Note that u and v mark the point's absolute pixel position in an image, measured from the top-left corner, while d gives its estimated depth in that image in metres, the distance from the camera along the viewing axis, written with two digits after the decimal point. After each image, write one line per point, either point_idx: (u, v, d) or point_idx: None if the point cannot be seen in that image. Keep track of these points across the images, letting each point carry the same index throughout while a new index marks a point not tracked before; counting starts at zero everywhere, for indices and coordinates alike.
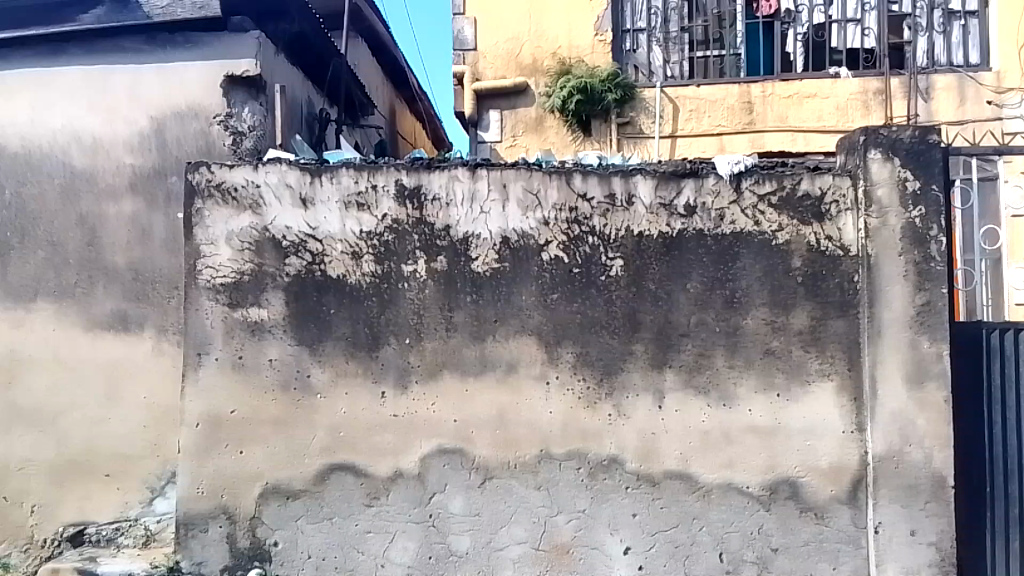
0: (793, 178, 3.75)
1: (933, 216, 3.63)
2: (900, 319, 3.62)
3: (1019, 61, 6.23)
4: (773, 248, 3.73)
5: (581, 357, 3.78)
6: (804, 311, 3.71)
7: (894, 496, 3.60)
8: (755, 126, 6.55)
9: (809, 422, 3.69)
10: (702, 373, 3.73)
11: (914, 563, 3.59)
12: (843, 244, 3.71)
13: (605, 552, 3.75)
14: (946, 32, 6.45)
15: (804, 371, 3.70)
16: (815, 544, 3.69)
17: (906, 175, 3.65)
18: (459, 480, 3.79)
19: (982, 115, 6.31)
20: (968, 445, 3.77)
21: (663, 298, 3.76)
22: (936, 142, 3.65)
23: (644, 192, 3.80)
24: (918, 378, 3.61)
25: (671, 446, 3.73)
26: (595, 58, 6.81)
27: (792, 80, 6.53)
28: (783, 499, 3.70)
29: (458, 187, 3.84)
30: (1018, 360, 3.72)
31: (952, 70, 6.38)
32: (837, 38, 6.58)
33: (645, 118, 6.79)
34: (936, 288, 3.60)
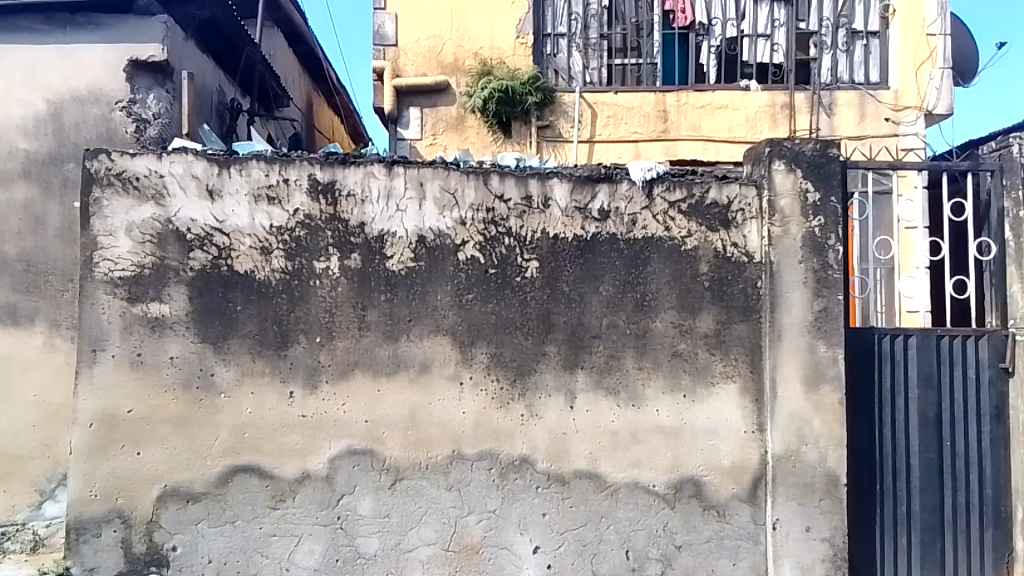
0: (702, 187, 3.87)
1: (831, 226, 3.81)
2: (800, 324, 3.78)
3: (915, 81, 6.62)
4: (682, 253, 3.84)
5: (494, 357, 3.78)
6: (710, 315, 3.83)
7: (791, 494, 3.76)
8: (669, 134, 6.74)
9: (713, 423, 3.81)
10: (612, 374, 3.80)
11: (808, 558, 3.74)
12: (748, 251, 3.86)
13: (513, 551, 3.77)
14: (849, 51, 6.77)
15: (709, 373, 3.82)
16: (716, 541, 3.80)
17: (808, 186, 3.82)
18: (368, 481, 3.73)
19: (880, 131, 6.67)
20: (863, 446, 3.94)
21: (576, 301, 3.82)
22: (835, 156, 3.84)
23: (560, 195, 3.84)
24: (814, 381, 3.77)
25: (581, 446, 3.79)
26: (515, 60, 6.84)
27: (705, 91, 6.74)
28: (687, 497, 3.80)
29: (374, 184, 3.78)
30: (906, 364, 3.96)
31: (854, 88, 6.71)
32: (748, 52, 6.80)
33: (564, 122, 6.87)
34: (832, 295, 3.78)
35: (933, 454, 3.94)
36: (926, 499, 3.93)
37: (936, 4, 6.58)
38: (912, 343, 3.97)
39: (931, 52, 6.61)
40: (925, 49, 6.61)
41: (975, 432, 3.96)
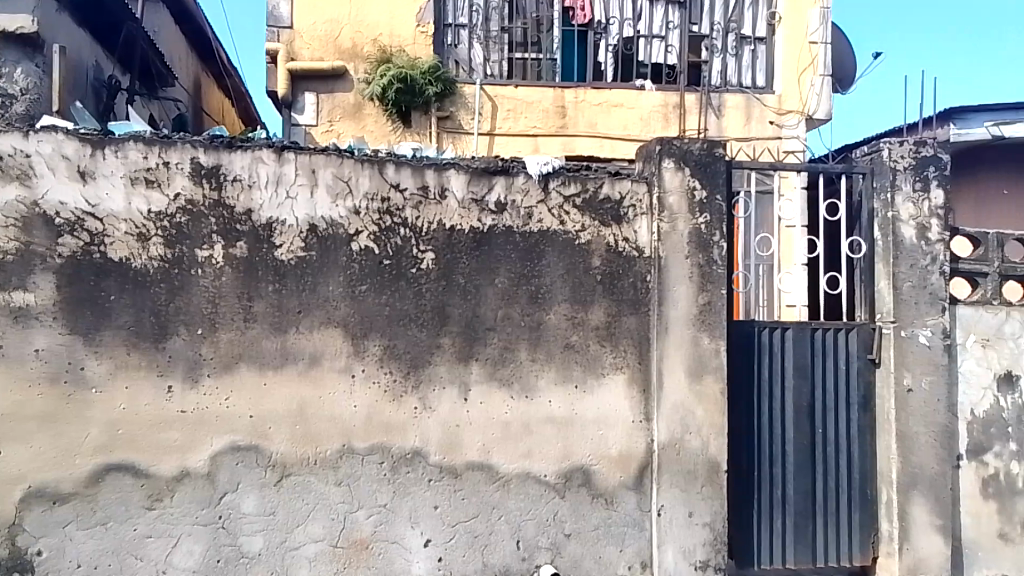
0: (596, 182, 3.94)
1: (716, 223, 3.97)
2: (685, 317, 3.92)
3: (797, 87, 6.97)
4: (576, 247, 3.90)
5: (387, 350, 3.73)
6: (601, 308, 3.91)
7: (674, 482, 3.89)
8: (567, 130, 6.83)
9: (602, 413, 3.89)
10: (505, 366, 3.82)
11: (689, 543, 3.89)
12: (638, 245, 3.96)
13: (404, 545, 3.74)
14: (738, 55, 7.03)
15: (599, 365, 3.90)
16: (604, 529, 3.89)
17: (695, 184, 3.96)
18: (253, 477, 3.61)
19: (764, 134, 6.99)
20: (743, 435, 4.12)
21: (471, 293, 3.81)
22: (720, 155, 4.00)
23: (456, 187, 3.83)
24: (698, 372, 3.92)
25: (473, 437, 3.79)
26: (415, 49, 6.77)
27: (602, 89, 6.87)
28: (576, 486, 3.87)
29: (262, 170, 3.66)
30: (783, 355, 4.17)
31: (741, 91, 6.99)
32: (644, 52, 6.97)
33: (465, 114, 6.85)
34: (716, 289, 3.95)
35: (807, 441, 4.17)
36: (799, 484, 4.15)
37: (819, 14, 6.93)
38: (789, 336, 4.18)
39: (812, 59, 6.96)
40: (807, 56, 6.96)
41: (844, 420, 4.22)
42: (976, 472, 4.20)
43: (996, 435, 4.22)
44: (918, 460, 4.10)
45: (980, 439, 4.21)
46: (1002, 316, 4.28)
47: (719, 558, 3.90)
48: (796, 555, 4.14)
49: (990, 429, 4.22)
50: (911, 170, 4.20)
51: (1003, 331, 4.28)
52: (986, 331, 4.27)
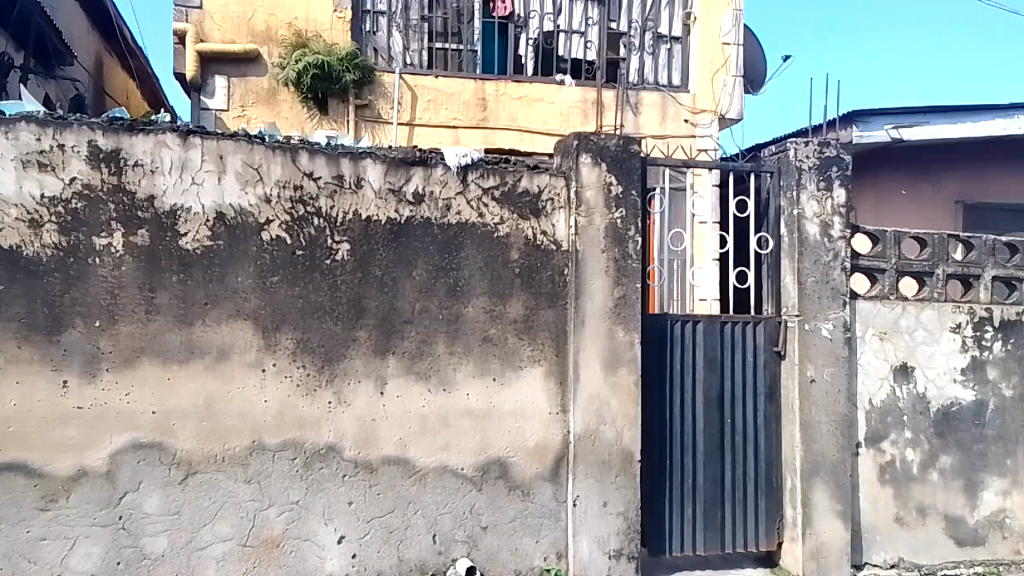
0: (514, 175, 3.94)
1: (632, 218, 4.04)
2: (601, 311, 3.98)
3: (711, 87, 7.15)
4: (494, 239, 3.89)
5: (300, 343, 3.64)
6: (519, 300, 3.92)
7: (589, 472, 3.95)
8: (488, 122, 6.83)
9: (519, 405, 3.91)
10: (423, 359, 3.79)
11: (603, 532, 3.95)
12: (556, 239, 3.99)
13: (316, 542, 3.66)
14: (654, 53, 7.17)
15: (517, 358, 3.91)
16: (520, 520, 3.90)
17: (611, 179, 4.02)
18: (156, 476, 3.46)
19: (679, 132, 7.14)
20: (655, 425, 4.22)
21: (388, 285, 3.76)
22: (635, 152, 4.07)
23: (373, 176, 3.77)
24: (613, 363, 3.99)
25: (389, 432, 3.74)
26: (332, 35, 6.65)
27: (523, 82, 6.88)
28: (493, 478, 3.87)
29: (166, 155, 3.51)
30: (693, 347, 4.29)
31: (657, 89, 7.13)
32: (564, 47, 7.01)
33: (383, 103, 6.75)
34: (630, 282, 4.02)
35: (717, 431, 4.30)
36: (709, 473, 4.28)
37: (732, 16, 7.15)
38: (699, 329, 4.30)
39: (725, 60, 7.16)
40: (720, 57, 7.15)
41: (751, 409, 4.38)
42: (874, 458, 4.43)
43: (892, 424, 4.45)
44: (819, 448, 4.29)
45: (877, 427, 4.43)
46: (898, 311, 4.52)
47: (631, 546, 3.98)
48: (705, 542, 4.27)
49: (887, 417, 4.45)
50: (816, 170, 4.38)
51: (899, 324, 4.51)
52: (884, 325, 4.49)
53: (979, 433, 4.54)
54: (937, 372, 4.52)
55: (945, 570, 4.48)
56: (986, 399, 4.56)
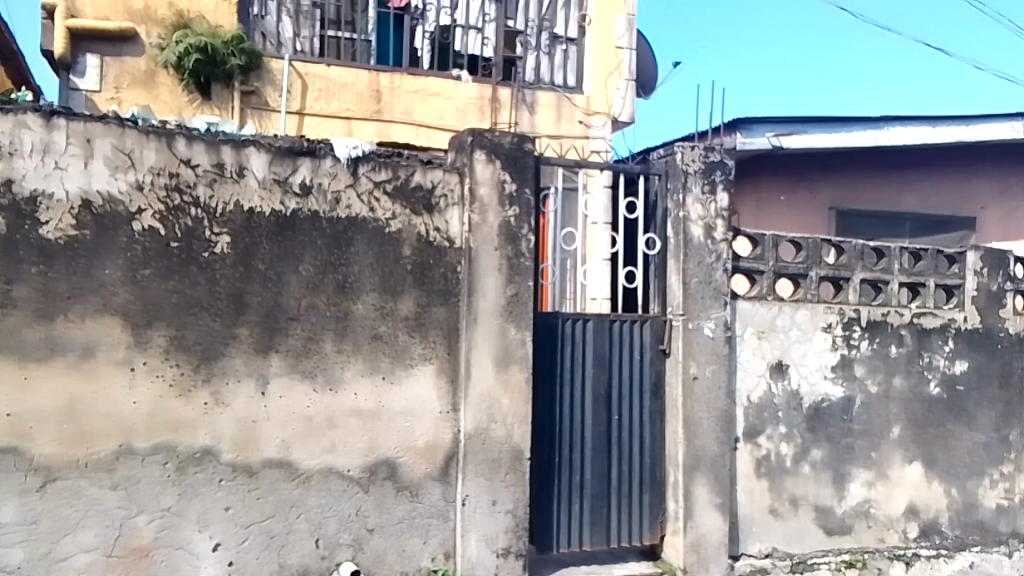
0: (407, 169, 3.86)
1: (525, 217, 4.05)
2: (493, 308, 3.96)
3: (604, 88, 7.24)
4: (385, 235, 3.80)
5: (174, 341, 3.43)
6: (411, 298, 3.84)
7: (479, 470, 3.92)
8: (382, 115, 6.71)
9: (409, 405, 3.83)
10: (309, 357, 3.65)
11: (492, 531, 3.94)
12: (449, 236, 3.94)
13: (190, 551, 3.46)
14: (550, 54, 7.17)
15: (408, 356, 3.83)
16: (408, 522, 3.83)
17: (505, 177, 4.01)
18: (10, 483, 3.19)
19: (573, 132, 7.20)
20: (544, 422, 4.25)
21: (272, 281, 3.60)
22: (529, 150, 4.08)
23: (257, 166, 3.60)
24: (504, 362, 3.98)
25: (271, 434, 3.59)
26: (218, 17, 6.36)
27: (418, 76, 6.81)
28: (380, 480, 3.78)
29: (27, 136, 3.23)
30: (583, 345, 4.35)
31: (553, 90, 7.15)
32: (460, 42, 6.95)
33: (272, 90, 6.50)
34: (522, 281, 4.02)
35: (605, 427, 4.37)
36: (596, 469, 4.35)
37: (625, 20, 7.26)
38: (590, 327, 4.37)
39: (618, 63, 7.27)
40: (614, 60, 7.26)
41: (637, 406, 4.47)
42: (751, 453, 4.63)
43: (767, 419, 4.67)
44: (701, 443, 4.44)
45: (754, 423, 4.64)
46: (775, 311, 4.74)
47: (519, 544, 3.99)
48: (591, 537, 4.34)
49: (763, 413, 4.66)
50: (701, 173, 4.53)
51: (775, 324, 4.73)
52: (762, 324, 4.70)
53: (847, 427, 4.83)
54: (810, 369, 4.77)
55: (814, 558, 4.74)
56: (853, 395, 4.85)
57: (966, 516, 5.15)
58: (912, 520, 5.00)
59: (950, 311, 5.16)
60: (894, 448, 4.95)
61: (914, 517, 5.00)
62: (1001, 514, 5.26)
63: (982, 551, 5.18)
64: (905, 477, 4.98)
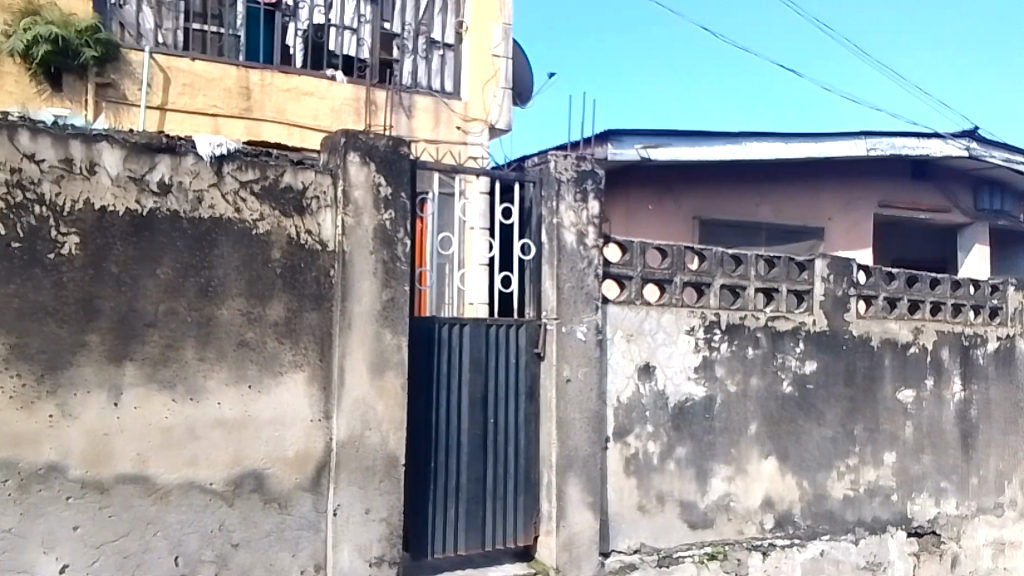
0: (277, 169, 3.73)
1: (401, 220, 4.00)
2: (367, 313, 3.89)
3: (482, 96, 7.24)
4: (252, 237, 3.66)
5: (15, 349, 3.18)
6: (280, 303, 3.71)
7: (352, 479, 3.84)
8: (252, 113, 6.46)
9: (278, 413, 3.70)
10: (167, 366, 3.46)
11: (365, 540, 3.86)
12: (321, 239, 3.84)
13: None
14: (427, 58, 7.12)
15: (276, 363, 3.70)
16: (276, 535, 3.69)
17: (380, 180, 3.95)
18: None
19: (451, 138, 7.13)
20: (419, 428, 4.22)
21: (128, 285, 3.39)
22: (405, 154, 4.03)
23: (110, 162, 3.39)
24: (379, 368, 3.92)
25: (125, 447, 3.38)
26: (71, 3, 5.97)
27: (290, 74, 6.61)
28: (247, 492, 3.63)
29: None
30: (459, 349, 4.36)
31: (430, 94, 7.08)
32: (335, 42, 6.83)
33: (130, 84, 6.14)
34: (398, 286, 3.98)
35: (481, 431, 4.40)
36: (472, 473, 4.36)
37: (501, 29, 7.27)
38: (466, 332, 4.38)
39: (495, 71, 7.28)
40: (491, 68, 7.26)
41: (513, 409, 4.52)
42: (620, 452, 4.79)
43: (636, 419, 4.85)
44: (573, 444, 4.56)
45: (624, 423, 4.80)
46: (642, 315, 4.93)
47: (393, 552, 3.93)
48: (466, 541, 4.34)
49: (631, 413, 4.84)
50: (574, 182, 4.66)
51: (643, 327, 4.93)
52: (630, 327, 4.88)
53: (709, 425, 5.09)
54: (675, 370, 4.99)
55: (680, 551, 4.95)
56: (714, 394, 5.12)
57: (816, 506, 5.54)
58: (768, 512, 5.33)
59: (801, 315, 5.54)
60: (751, 444, 5.26)
61: (770, 509, 5.33)
62: (848, 504, 5.70)
63: (831, 539, 5.59)
64: (762, 471, 5.30)
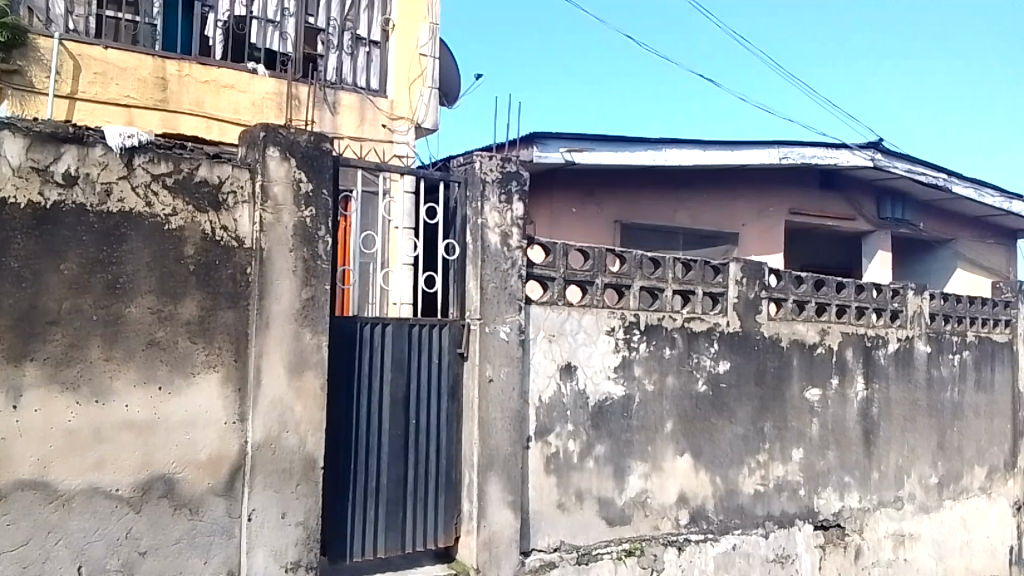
0: (191, 163, 3.62)
1: (321, 218, 3.95)
2: (286, 313, 3.82)
3: (408, 95, 7.19)
4: (164, 232, 3.54)
5: None
6: (193, 301, 3.60)
7: (268, 482, 3.76)
8: (168, 105, 6.25)
9: (189, 416, 3.59)
10: (71, 366, 3.31)
11: (281, 544, 3.79)
12: (238, 235, 3.74)
13: None
14: (353, 55, 7.01)
15: (189, 363, 3.59)
16: (186, 541, 3.58)
17: (300, 176, 3.88)
18: None
19: (376, 136, 7.07)
20: (339, 429, 4.16)
21: (28, 281, 3.23)
22: (327, 150, 3.98)
23: (11, 151, 3.23)
24: (296, 368, 3.85)
25: (25, 451, 3.22)
26: None
27: (210, 66, 6.41)
28: (156, 498, 3.51)
29: None
30: (381, 349, 4.32)
31: (355, 91, 6.98)
32: (257, 35, 6.66)
33: (38, 71, 5.86)
34: (318, 284, 3.92)
35: (402, 431, 4.37)
36: (392, 473, 4.33)
37: (428, 30, 7.25)
38: (388, 332, 4.35)
39: (421, 71, 7.24)
40: (417, 68, 7.22)
41: (435, 409, 4.51)
42: (541, 450, 4.84)
43: (556, 418, 4.91)
44: (495, 443, 4.58)
45: (545, 422, 4.86)
46: (564, 315, 5.00)
47: (310, 556, 3.87)
48: (386, 542, 4.31)
49: (552, 412, 4.90)
50: (498, 183, 4.67)
51: (565, 327, 5.00)
52: (552, 328, 4.94)
53: (627, 424, 5.20)
54: (594, 370, 5.08)
55: (598, 548, 5.05)
56: (632, 393, 5.23)
57: (728, 501, 5.74)
58: (683, 508, 5.48)
59: (715, 316, 5.72)
60: (667, 442, 5.40)
61: (684, 505, 5.48)
62: (758, 499, 5.92)
63: (741, 533, 5.80)
64: (676, 468, 5.45)
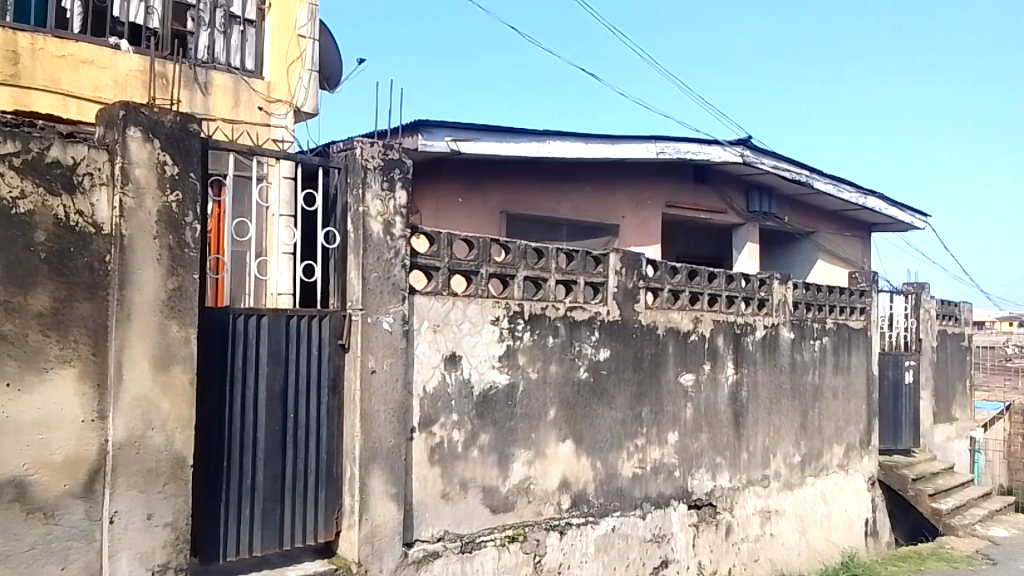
0: (41, 142, 3.35)
1: (189, 203, 3.74)
2: (150, 304, 3.60)
3: (287, 77, 6.92)
4: (10, 217, 3.27)
5: None
6: (45, 291, 3.35)
7: (132, 483, 3.55)
8: (19, 81, 5.78)
9: (43, 414, 3.33)
10: None
11: (147, 547, 3.58)
12: (96, 221, 3.50)
13: None
14: (226, 33, 6.69)
15: (41, 358, 3.33)
16: (41, 547, 3.33)
17: (165, 158, 3.66)
18: None
19: (253, 119, 6.78)
20: (210, 426, 3.98)
21: None
22: (194, 132, 3.78)
23: None
24: (162, 362, 3.64)
25: None
26: None
27: (66, 40, 5.96)
28: (6, 503, 3.24)
29: None
30: (257, 342, 4.16)
31: (229, 71, 6.68)
32: (120, 8, 6.21)
33: None
34: (187, 274, 3.71)
35: (279, 426, 4.23)
36: (269, 469, 4.19)
37: (308, 10, 6.97)
38: (264, 323, 4.19)
39: (300, 53, 6.97)
40: (296, 49, 6.95)
41: (314, 403, 4.39)
42: (425, 441, 4.81)
43: (441, 408, 4.89)
44: (377, 436, 4.51)
45: (428, 412, 4.83)
46: (448, 306, 4.98)
47: (179, 559, 3.68)
48: (262, 541, 4.17)
49: (437, 402, 4.88)
50: (379, 170, 4.58)
51: (449, 317, 4.98)
52: (437, 318, 4.92)
53: (511, 411, 5.26)
54: (479, 359, 5.09)
55: (481, 536, 5.09)
56: (516, 382, 5.29)
57: (608, 484, 5.91)
58: (565, 493, 5.60)
59: (595, 306, 5.86)
60: (550, 429, 5.50)
61: (566, 490, 5.60)
62: (635, 481, 6.13)
63: (620, 515, 6.00)
64: (559, 454, 5.56)
